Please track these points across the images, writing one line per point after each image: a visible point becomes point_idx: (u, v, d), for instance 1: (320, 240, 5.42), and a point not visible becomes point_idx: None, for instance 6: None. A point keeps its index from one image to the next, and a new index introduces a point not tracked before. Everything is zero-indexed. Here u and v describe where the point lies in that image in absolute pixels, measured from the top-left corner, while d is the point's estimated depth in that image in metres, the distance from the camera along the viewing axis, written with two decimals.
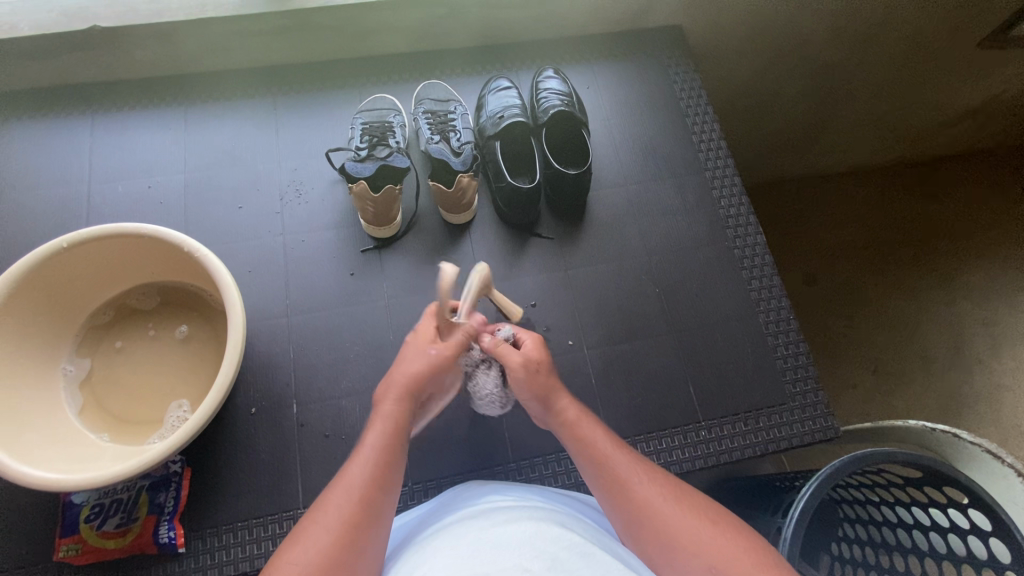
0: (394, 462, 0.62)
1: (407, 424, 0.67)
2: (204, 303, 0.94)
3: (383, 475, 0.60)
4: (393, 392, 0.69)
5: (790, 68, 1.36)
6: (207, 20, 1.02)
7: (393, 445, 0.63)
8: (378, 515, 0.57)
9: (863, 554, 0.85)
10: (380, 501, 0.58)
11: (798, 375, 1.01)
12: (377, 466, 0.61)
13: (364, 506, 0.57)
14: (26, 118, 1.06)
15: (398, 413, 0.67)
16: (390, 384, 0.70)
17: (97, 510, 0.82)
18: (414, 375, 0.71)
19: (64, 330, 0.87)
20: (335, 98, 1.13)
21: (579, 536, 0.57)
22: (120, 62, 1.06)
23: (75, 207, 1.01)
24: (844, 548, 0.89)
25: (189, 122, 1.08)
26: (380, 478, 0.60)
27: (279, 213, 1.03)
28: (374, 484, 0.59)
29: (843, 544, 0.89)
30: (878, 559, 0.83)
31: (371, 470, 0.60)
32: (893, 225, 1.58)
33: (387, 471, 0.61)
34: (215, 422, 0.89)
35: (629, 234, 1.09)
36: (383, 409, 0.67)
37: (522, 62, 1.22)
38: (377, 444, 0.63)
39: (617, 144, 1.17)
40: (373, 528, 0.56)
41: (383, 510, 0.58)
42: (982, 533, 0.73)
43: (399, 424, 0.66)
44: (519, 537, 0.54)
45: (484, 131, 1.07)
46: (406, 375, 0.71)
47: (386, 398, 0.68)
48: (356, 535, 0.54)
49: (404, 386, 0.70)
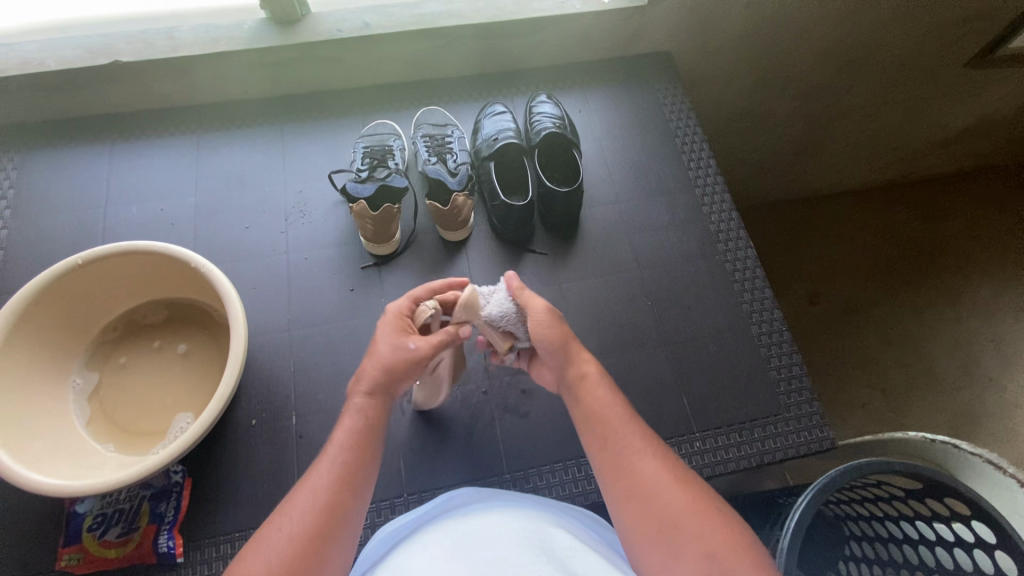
0: (363, 464, 0.64)
1: (376, 419, 0.68)
2: (210, 319, 0.97)
3: (349, 480, 0.62)
4: (363, 389, 0.70)
5: (779, 91, 1.40)
6: (221, 54, 1.08)
7: (361, 444, 0.65)
8: (343, 524, 0.60)
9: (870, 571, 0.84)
10: (344, 510, 0.60)
11: (792, 386, 1.01)
12: (344, 470, 0.63)
13: (328, 513, 0.59)
14: (51, 147, 1.13)
15: (370, 408, 0.68)
16: (362, 380, 0.70)
17: (100, 520, 0.83)
18: (396, 370, 0.70)
19: (75, 344, 0.91)
20: (339, 125, 1.19)
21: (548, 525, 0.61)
22: (139, 93, 1.13)
23: (93, 230, 1.06)
24: (852, 567, 0.87)
25: (202, 149, 1.14)
26: (344, 483, 0.62)
27: (283, 233, 1.08)
28: (339, 489, 0.61)
29: (851, 563, 0.88)
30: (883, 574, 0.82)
31: (337, 476, 0.62)
32: (889, 242, 1.60)
33: (353, 475, 0.63)
34: (217, 433, 0.92)
35: (622, 250, 1.12)
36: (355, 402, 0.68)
37: (517, 89, 1.28)
38: (345, 443, 0.65)
39: (609, 163, 1.21)
40: (335, 538, 0.59)
41: (346, 516, 0.60)
42: (987, 546, 0.72)
43: (369, 423, 0.67)
44: (501, 536, 0.58)
45: (479, 153, 1.12)
46: (377, 370, 0.70)
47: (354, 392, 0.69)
48: (318, 546, 0.57)
49: (376, 380, 0.69)
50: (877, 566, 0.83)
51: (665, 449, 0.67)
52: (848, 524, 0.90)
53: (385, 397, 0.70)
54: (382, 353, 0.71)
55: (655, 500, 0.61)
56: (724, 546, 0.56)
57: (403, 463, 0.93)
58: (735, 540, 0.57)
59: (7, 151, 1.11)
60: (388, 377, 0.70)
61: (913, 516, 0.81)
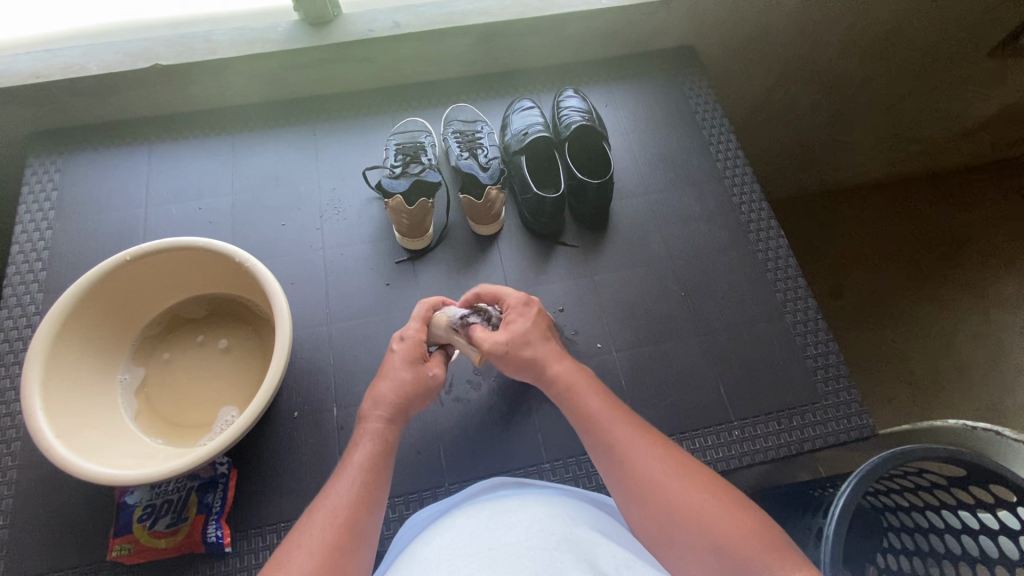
0: (379, 486, 0.67)
1: (388, 445, 0.71)
2: (251, 314, 0.99)
3: (367, 499, 0.64)
4: (378, 414, 0.73)
5: (803, 82, 1.40)
6: (255, 55, 1.10)
7: (377, 466, 0.68)
8: (362, 540, 0.61)
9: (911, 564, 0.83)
10: (364, 526, 0.62)
11: (829, 374, 1.01)
12: (363, 488, 0.65)
13: (349, 529, 0.61)
14: (92, 150, 1.15)
15: (384, 432, 0.72)
16: (376, 406, 0.73)
17: (149, 510, 0.85)
18: (409, 391, 0.75)
19: (122, 340, 0.92)
20: (370, 124, 1.21)
21: (575, 514, 0.62)
22: (177, 96, 1.16)
23: (134, 229, 1.09)
24: (889, 560, 0.87)
25: (237, 149, 1.17)
26: (364, 500, 0.64)
27: (319, 229, 1.10)
28: (360, 506, 0.63)
29: (888, 556, 0.88)
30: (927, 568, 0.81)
31: (358, 494, 0.64)
32: (916, 233, 1.59)
33: (373, 494, 0.65)
34: (261, 425, 0.93)
35: (652, 241, 1.13)
36: (367, 427, 0.72)
37: (543, 85, 1.29)
38: (363, 464, 0.68)
39: (636, 156, 1.22)
40: (354, 552, 0.60)
41: (366, 531, 0.62)
42: None
43: (384, 447, 0.70)
44: (520, 518, 0.60)
45: (509, 147, 1.13)
46: (392, 394, 0.74)
47: (368, 416, 0.72)
48: (340, 558, 0.58)
49: (391, 406, 0.73)
50: (917, 559, 0.83)
51: (672, 445, 0.67)
52: (885, 516, 0.90)
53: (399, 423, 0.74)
54: (385, 381, 0.74)
55: (665, 497, 0.61)
56: (740, 535, 0.56)
57: (443, 453, 0.94)
58: (748, 527, 0.57)
59: (50, 154, 1.14)
60: (403, 399, 0.74)
61: (956, 505, 0.79)
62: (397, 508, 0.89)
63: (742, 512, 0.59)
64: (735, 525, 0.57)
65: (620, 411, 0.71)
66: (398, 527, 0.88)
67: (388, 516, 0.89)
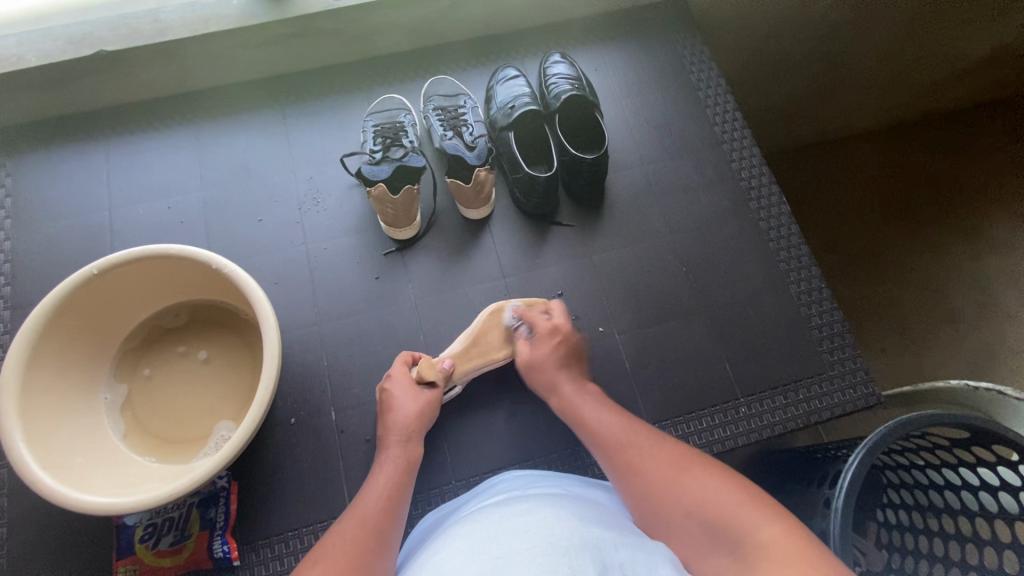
0: (400, 500, 0.68)
1: (411, 465, 0.74)
2: (236, 320, 0.94)
3: (393, 510, 0.65)
4: (399, 438, 0.77)
5: (794, 32, 1.29)
6: (211, 35, 1.01)
7: (400, 483, 0.70)
8: (387, 547, 0.60)
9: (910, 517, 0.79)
10: (391, 533, 0.62)
11: (834, 344, 1.00)
12: (387, 500, 0.66)
13: (376, 532, 0.61)
14: (43, 148, 1.06)
15: (409, 455, 0.75)
16: (392, 433, 0.78)
17: (151, 530, 0.83)
18: (423, 414, 0.81)
19: (99, 358, 0.87)
20: (345, 103, 1.12)
21: (592, 515, 0.57)
22: (131, 83, 1.06)
23: (99, 233, 1.01)
24: (890, 515, 0.82)
25: (201, 140, 1.08)
26: (390, 511, 0.65)
27: (299, 223, 1.03)
28: (387, 515, 0.64)
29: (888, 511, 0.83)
30: (926, 521, 0.76)
31: (383, 505, 0.65)
32: (924, 175, 1.47)
33: (396, 505, 0.66)
34: (258, 435, 0.90)
35: (651, 215, 1.08)
36: (394, 452, 0.75)
37: (528, 50, 1.20)
38: (385, 481, 0.70)
39: (630, 123, 1.15)
40: (383, 556, 0.59)
41: (391, 538, 0.61)
42: None
43: (406, 467, 0.73)
44: (528, 524, 0.53)
45: (496, 123, 1.06)
46: (407, 419, 0.79)
47: (393, 440, 0.76)
48: (367, 556, 0.57)
49: (407, 428, 0.78)
50: (917, 513, 0.78)
51: (669, 441, 0.68)
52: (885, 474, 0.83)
53: (418, 445, 0.77)
54: (402, 408, 0.80)
55: (652, 475, 0.62)
56: (721, 501, 0.56)
57: (447, 450, 0.92)
58: (731, 494, 0.56)
59: None
60: (418, 421, 0.80)
61: (955, 463, 0.74)
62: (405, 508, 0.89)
63: (728, 485, 0.58)
64: (719, 490, 0.57)
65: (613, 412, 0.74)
66: (408, 527, 0.88)
67: None
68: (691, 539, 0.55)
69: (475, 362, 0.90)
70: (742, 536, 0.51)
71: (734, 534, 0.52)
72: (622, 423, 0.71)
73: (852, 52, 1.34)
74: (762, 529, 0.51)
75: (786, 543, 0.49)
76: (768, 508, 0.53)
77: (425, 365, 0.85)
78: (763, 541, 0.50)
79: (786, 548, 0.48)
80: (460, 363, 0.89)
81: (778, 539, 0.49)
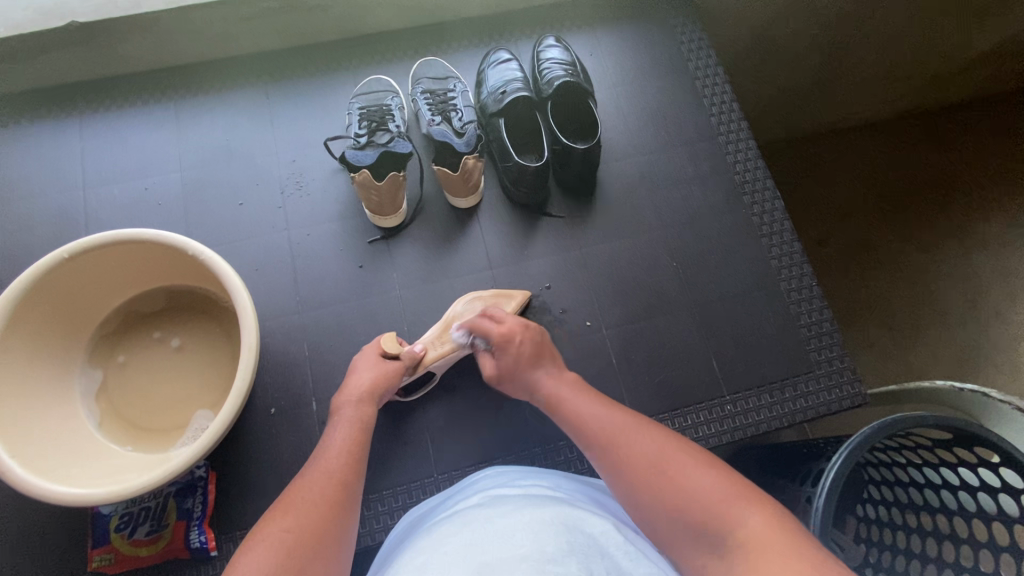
0: (359, 449, 0.69)
1: (366, 415, 0.75)
2: (215, 307, 0.92)
3: (355, 463, 0.67)
4: (352, 400, 0.76)
5: (798, 19, 1.25)
6: (189, 8, 0.98)
7: (357, 433, 0.71)
8: (352, 496, 0.62)
9: (889, 513, 0.79)
10: (355, 484, 0.64)
11: (822, 343, 0.99)
12: (348, 452, 0.68)
13: (342, 486, 0.62)
14: (13, 123, 1.02)
15: (365, 412, 0.75)
16: (343, 396, 0.77)
17: (127, 519, 0.82)
18: (379, 382, 0.80)
19: (72, 344, 0.85)
20: (330, 84, 1.09)
21: (573, 508, 0.56)
22: (106, 57, 1.02)
23: (72, 214, 0.98)
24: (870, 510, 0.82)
25: (180, 118, 1.04)
26: (352, 461, 0.67)
27: (281, 208, 1.00)
28: (350, 468, 0.65)
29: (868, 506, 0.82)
30: (905, 518, 0.76)
31: (345, 457, 0.67)
32: (923, 169, 1.44)
33: (357, 455, 0.68)
34: (237, 425, 0.89)
35: (642, 207, 1.06)
36: (345, 410, 0.75)
37: (521, 32, 1.16)
38: (342, 436, 0.71)
39: (624, 111, 1.12)
40: (349, 509, 0.61)
41: (355, 486, 0.64)
42: (1013, 491, 0.65)
43: (363, 424, 0.73)
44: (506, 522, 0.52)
45: (486, 108, 1.03)
46: (361, 383, 0.79)
47: (343, 404, 0.75)
48: (338, 509, 0.60)
49: (360, 391, 0.77)
50: (896, 509, 0.78)
51: (655, 423, 0.65)
52: (867, 470, 0.83)
53: (372, 405, 0.77)
54: (361, 376, 0.80)
55: (632, 464, 0.59)
56: (705, 493, 0.53)
57: (430, 443, 0.91)
58: (714, 484, 0.54)
59: None
60: (375, 386, 0.79)
61: (937, 463, 0.73)
62: (386, 500, 0.88)
63: (712, 470, 0.56)
64: (703, 480, 0.55)
65: (593, 392, 0.72)
66: (388, 519, 0.87)
67: (376, 509, 0.87)
68: (674, 534, 0.54)
69: (445, 350, 0.89)
70: (727, 530, 0.50)
71: (719, 528, 0.51)
72: (601, 406, 0.68)
73: (851, 44, 1.30)
74: (746, 524, 0.50)
75: (772, 538, 0.48)
76: (754, 500, 0.51)
77: (388, 339, 0.85)
78: (747, 536, 0.49)
79: (771, 543, 0.47)
80: (431, 349, 0.89)
81: (762, 539, 0.48)
